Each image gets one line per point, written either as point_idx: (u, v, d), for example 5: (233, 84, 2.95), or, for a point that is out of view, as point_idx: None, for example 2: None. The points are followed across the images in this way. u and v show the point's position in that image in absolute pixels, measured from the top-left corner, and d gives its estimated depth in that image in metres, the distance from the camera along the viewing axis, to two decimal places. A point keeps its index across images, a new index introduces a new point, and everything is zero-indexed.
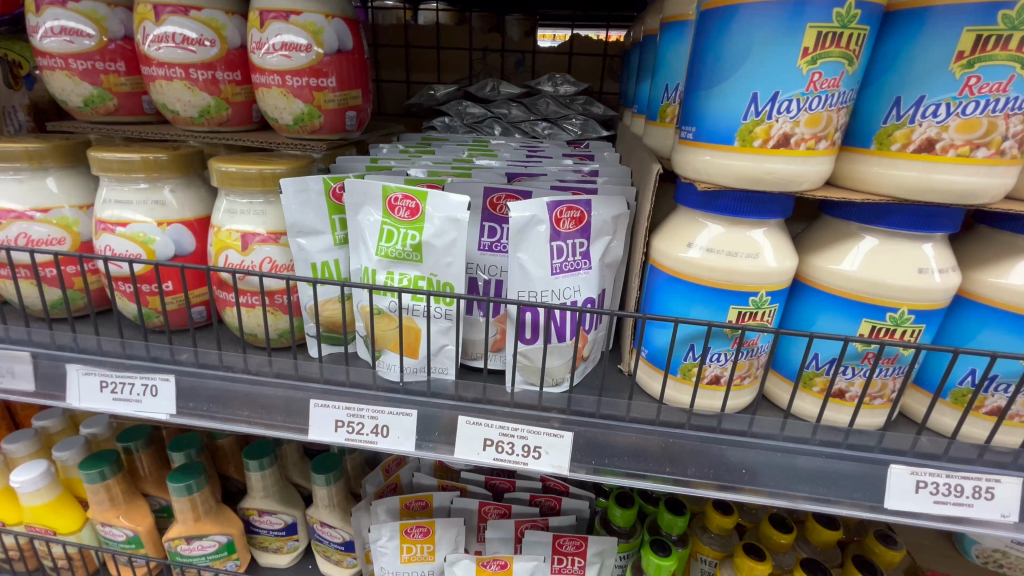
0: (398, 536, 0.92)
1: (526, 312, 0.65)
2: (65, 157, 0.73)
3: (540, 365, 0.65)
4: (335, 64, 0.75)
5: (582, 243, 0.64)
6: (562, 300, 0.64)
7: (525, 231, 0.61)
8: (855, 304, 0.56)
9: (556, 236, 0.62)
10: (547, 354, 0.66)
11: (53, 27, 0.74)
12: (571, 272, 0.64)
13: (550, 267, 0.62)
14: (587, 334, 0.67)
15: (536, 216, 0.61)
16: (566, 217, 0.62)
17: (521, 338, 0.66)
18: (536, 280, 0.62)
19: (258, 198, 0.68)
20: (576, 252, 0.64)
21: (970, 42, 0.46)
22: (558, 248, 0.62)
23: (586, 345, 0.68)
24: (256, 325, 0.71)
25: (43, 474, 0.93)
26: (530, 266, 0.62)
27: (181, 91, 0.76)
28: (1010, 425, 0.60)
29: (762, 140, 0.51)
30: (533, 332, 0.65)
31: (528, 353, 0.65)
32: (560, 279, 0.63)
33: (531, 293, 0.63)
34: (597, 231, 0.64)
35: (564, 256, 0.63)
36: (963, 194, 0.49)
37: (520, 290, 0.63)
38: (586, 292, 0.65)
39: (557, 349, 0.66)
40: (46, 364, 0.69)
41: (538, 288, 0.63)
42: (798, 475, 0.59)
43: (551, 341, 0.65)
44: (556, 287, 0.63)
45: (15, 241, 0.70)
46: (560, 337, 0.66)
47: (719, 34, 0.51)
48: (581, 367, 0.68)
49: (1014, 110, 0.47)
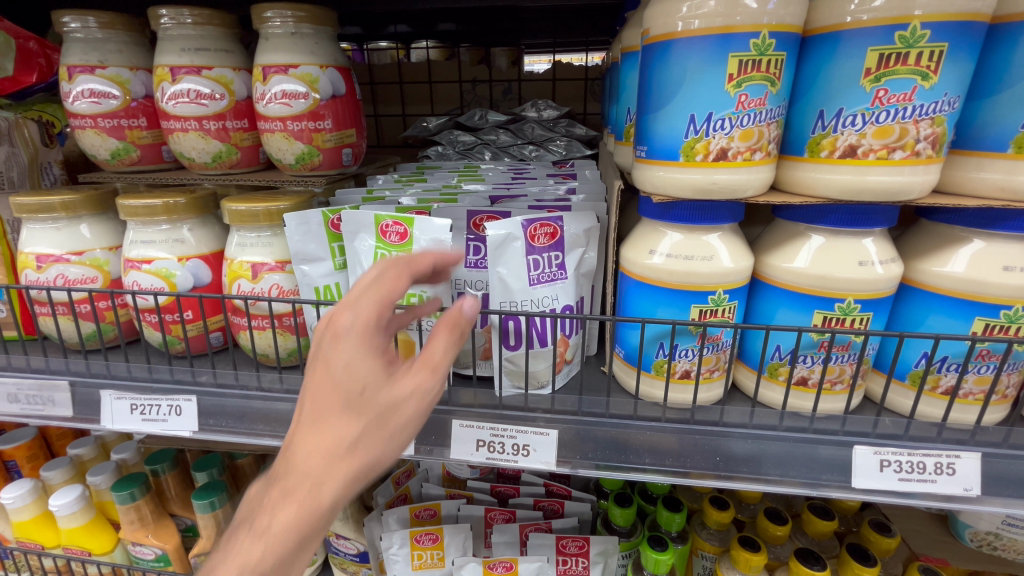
0: (409, 543, 0.97)
1: (509, 321, 0.71)
2: (96, 206, 0.81)
3: (526, 368, 0.72)
4: (331, 107, 0.84)
5: (557, 255, 0.70)
6: (541, 308, 0.70)
7: (502, 247, 0.67)
8: (807, 298, 0.61)
9: (532, 250, 0.68)
10: (532, 358, 0.72)
11: (83, 91, 0.84)
12: (549, 281, 0.70)
13: (527, 279, 0.69)
14: (569, 339, 0.73)
15: (511, 234, 0.67)
16: (541, 233, 0.68)
17: (507, 345, 0.72)
18: (515, 291, 0.69)
19: (265, 231, 0.76)
20: (552, 263, 0.70)
21: (875, 60, 0.52)
22: (534, 261, 0.69)
23: (568, 349, 0.74)
24: (267, 346, 0.78)
25: (79, 498, 1.01)
26: (510, 279, 0.68)
27: (196, 140, 0.85)
28: (965, 403, 0.63)
29: (704, 155, 0.57)
30: (516, 339, 0.71)
31: (513, 358, 0.72)
32: (538, 288, 0.69)
33: (512, 303, 0.69)
34: (571, 243, 0.70)
35: (540, 268, 0.69)
36: (890, 192, 0.55)
37: (502, 301, 0.69)
38: (564, 300, 0.71)
39: (541, 354, 0.72)
40: (83, 391, 0.76)
41: (519, 298, 0.69)
42: (768, 459, 0.63)
43: (534, 347, 0.71)
44: (534, 296, 0.69)
45: (54, 281, 0.79)
46: (542, 341, 0.71)
47: (659, 65, 0.58)
48: (565, 369, 0.74)
49: (922, 116, 0.53)
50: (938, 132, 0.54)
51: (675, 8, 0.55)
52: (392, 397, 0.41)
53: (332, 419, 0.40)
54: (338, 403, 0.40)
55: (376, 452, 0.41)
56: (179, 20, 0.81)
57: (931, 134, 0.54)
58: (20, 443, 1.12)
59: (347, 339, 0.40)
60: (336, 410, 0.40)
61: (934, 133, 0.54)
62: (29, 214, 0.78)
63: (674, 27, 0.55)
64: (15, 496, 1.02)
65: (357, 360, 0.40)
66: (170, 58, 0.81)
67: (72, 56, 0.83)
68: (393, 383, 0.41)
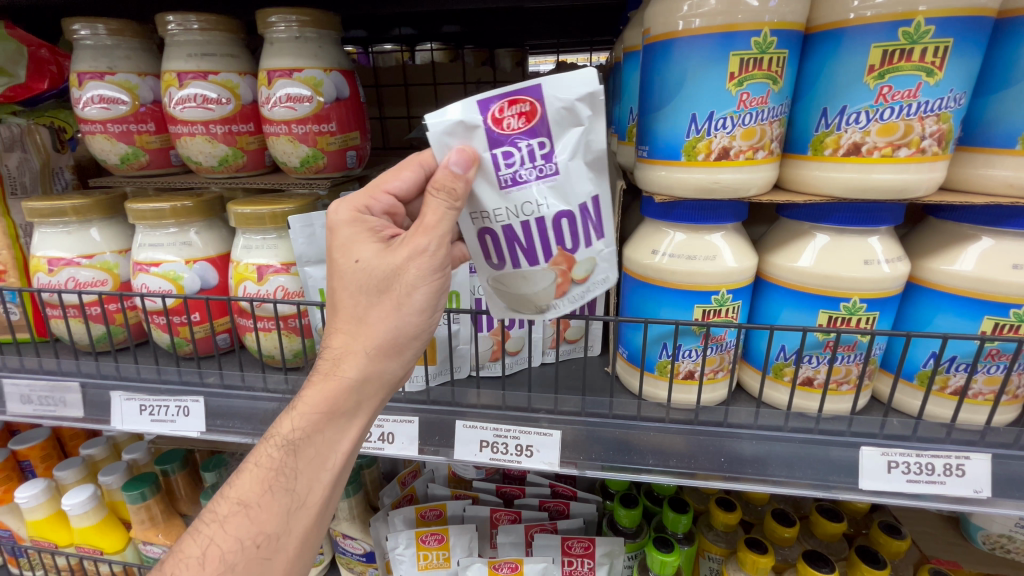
0: (415, 543, 0.97)
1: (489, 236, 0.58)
2: (105, 210, 0.83)
3: (517, 291, 0.60)
4: (335, 110, 0.85)
5: (541, 143, 0.53)
6: (523, 217, 0.56)
7: (459, 139, 0.54)
8: (812, 297, 0.60)
9: (498, 141, 0.53)
10: (523, 280, 0.59)
11: (93, 97, 0.85)
12: (531, 181, 0.55)
13: (496, 181, 0.55)
14: (574, 255, 0.57)
15: (463, 122, 0.53)
16: (510, 116, 0.53)
17: (490, 264, 0.59)
18: (483, 199, 0.55)
19: (271, 233, 0.77)
20: (533, 155, 0.54)
21: (878, 56, 0.52)
22: (503, 154, 0.54)
23: (575, 268, 0.58)
24: (273, 348, 0.78)
25: (91, 497, 1.02)
26: (479, 181, 0.55)
27: (202, 144, 0.86)
28: (974, 403, 0.62)
29: (705, 154, 0.57)
30: (500, 258, 0.58)
31: (503, 280, 0.60)
32: (512, 192, 0.55)
33: (483, 214, 0.56)
34: (557, 126, 0.53)
35: (515, 164, 0.54)
36: (896, 190, 0.54)
37: (472, 214, 0.57)
38: (557, 204, 0.55)
39: (535, 275, 0.58)
40: (94, 392, 0.78)
41: (490, 207, 0.56)
42: (774, 461, 0.63)
43: (524, 266, 0.58)
44: (510, 203, 0.55)
45: (65, 285, 0.80)
46: (531, 259, 0.58)
47: (660, 64, 0.58)
48: (574, 294, 0.59)
49: (927, 113, 0.52)
50: (943, 129, 0.53)
51: (675, 7, 0.55)
52: (390, 265, 0.55)
53: (348, 297, 0.56)
54: (350, 284, 0.56)
55: (387, 320, 0.56)
56: (186, 25, 0.82)
57: (936, 130, 0.53)
58: (33, 443, 1.13)
59: (344, 240, 0.57)
60: (350, 291, 0.56)
61: (939, 130, 0.53)
62: (41, 219, 0.79)
63: (675, 26, 0.55)
64: (29, 495, 1.04)
65: (355, 241, 0.57)
66: (178, 64, 0.82)
67: (82, 63, 0.85)
68: (388, 253, 0.55)
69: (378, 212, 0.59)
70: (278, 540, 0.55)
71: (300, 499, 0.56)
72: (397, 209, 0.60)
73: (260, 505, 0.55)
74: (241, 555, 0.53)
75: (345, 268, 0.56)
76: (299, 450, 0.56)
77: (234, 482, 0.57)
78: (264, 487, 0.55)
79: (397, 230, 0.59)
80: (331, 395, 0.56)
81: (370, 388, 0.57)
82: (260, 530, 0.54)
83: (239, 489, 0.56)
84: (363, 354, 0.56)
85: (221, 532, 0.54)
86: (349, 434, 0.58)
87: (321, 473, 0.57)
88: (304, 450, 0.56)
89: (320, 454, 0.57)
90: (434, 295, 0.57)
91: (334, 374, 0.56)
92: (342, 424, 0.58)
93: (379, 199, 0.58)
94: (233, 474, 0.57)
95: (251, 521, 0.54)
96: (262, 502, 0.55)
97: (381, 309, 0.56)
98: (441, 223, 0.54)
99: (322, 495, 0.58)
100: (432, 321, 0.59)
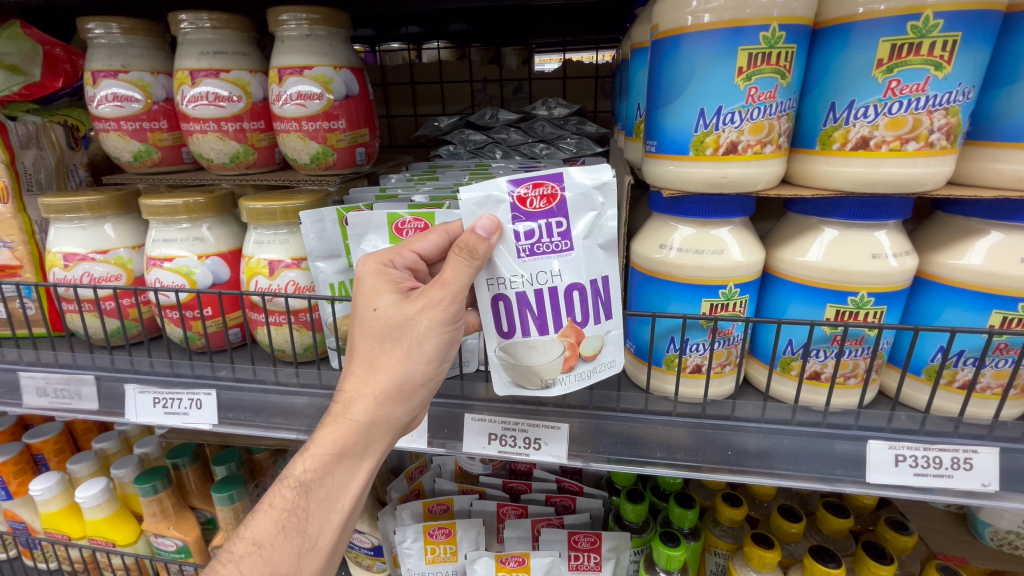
0: (422, 537, 0.98)
1: (499, 305, 0.59)
2: (120, 206, 0.84)
3: (523, 363, 0.60)
4: (344, 107, 0.86)
5: (560, 221, 0.58)
6: (537, 286, 0.59)
7: (484, 210, 0.58)
8: (819, 291, 0.61)
9: (521, 216, 0.58)
10: (531, 350, 0.60)
11: (107, 95, 0.86)
12: (547, 254, 0.58)
13: (516, 249, 0.58)
14: (583, 329, 0.60)
15: (491, 196, 0.57)
16: (534, 195, 0.57)
17: (499, 331, 0.60)
18: (501, 266, 0.58)
19: (282, 229, 0.78)
20: (552, 232, 0.58)
21: (887, 50, 0.52)
22: (524, 228, 0.58)
23: (584, 343, 0.60)
24: (284, 342, 0.79)
25: (103, 490, 1.04)
26: (502, 251, 0.58)
27: (214, 141, 0.87)
28: (982, 397, 0.62)
29: (713, 149, 0.57)
30: (510, 325, 0.60)
31: (510, 350, 0.60)
32: (529, 262, 0.58)
33: (498, 281, 0.58)
34: (575, 209, 0.58)
35: (535, 237, 0.58)
36: (904, 183, 0.55)
37: (488, 280, 0.58)
38: (570, 278, 0.59)
39: (543, 345, 0.60)
40: (108, 385, 0.79)
41: (506, 274, 0.58)
42: (781, 454, 0.63)
43: (533, 335, 0.60)
44: (527, 271, 0.58)
45: (80, 279, 0.82)
46: (541, 329, 0.60)
47: (668, 60, 0.58)
48: (581, 369, 0.61)
49: (935, 107, 0.52)
50: (952, 123, 0.53)
51: (684, 3, 0.55)
52: (405, 316, 0.58)
53: (364, 345, 0.59)
54: (366, 332, 0.59)
55: (396, 367, 0.58)
56: (198, 24, 0.83)
57: (945, 124, 0.53)
58: (47, 438, 1.15)
59: (367, 290, 0.60)
60: (366, 336, 0.59)
61: (948, 123, 0.53)
62: (56, 214, 0.81)
63: (684, 21, 0.55)
64: (43, 487, 1.05)
65: (375, 290, 0.60)
66: (190, 62, 0.83)
67: (96, 62, 0.86)
68: (403, 306, 0.58)
69: (400, 266, 0.63)
70: None
71: (311, 540, 0.58)
72: (418, 267, 0.64)
73: (272, 545, 0.56)
74: None
75: (364, 315, 0.59)
76: (311, 492, 0.58)
77: (248, 522, 0.58)
78: (277, 528, 0.57)
79: (416, 283, 0.62)
80: (342, 437, 0.58)
81: (379, 431, 0.59)
82: (273, 570, 0.55)
83: (253, 530, 0.57)
84: (372, 399, 0.58)
85: (236, 573, 0.54)
86: (358, 476, 0.60)
87: (332, 515, 0.59)
88: (315, 491, 0.58)
89: (331, 496, 0.58)
90: (443, 346, 0.59)
91: (344, 417, 0.58)
92: (353, 466, 0.59)
93: (404, 256, 0.62)
94: (248, 515, 0.58)
95: (264, 561, 0.55)
96: (274, 544, 0.56)
97: (392, 356, 0.58)
98: (456, 278, 0.56)
99: (332, 536, 0.59)
100: (440, 370, 0.61)
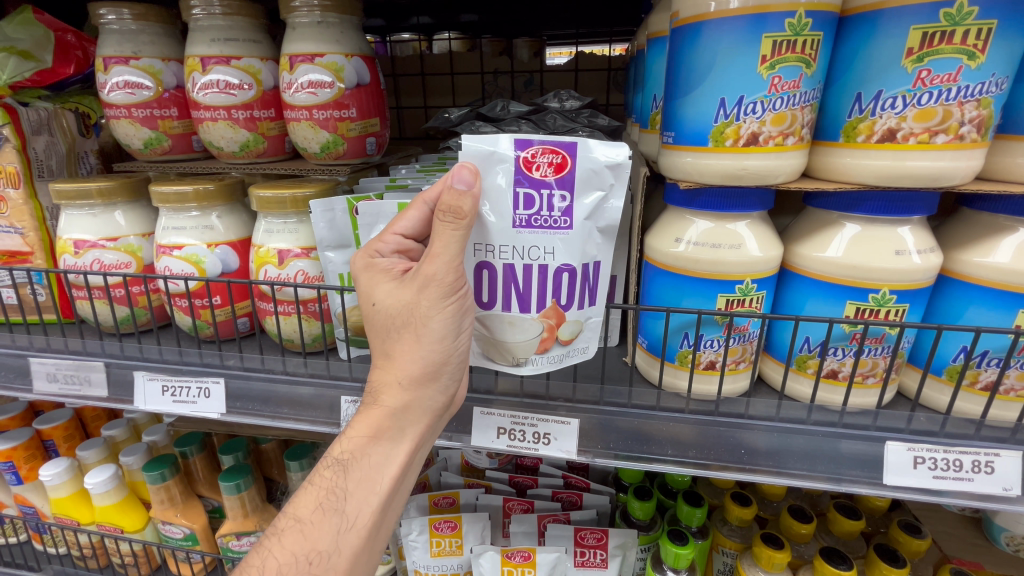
0: (428, 530, 0.98)
1: (483, 271, 0.59)
2: (130, 193, 0.84)
3: (498, 337, 0.61)
4: (355, 96, 0.85)
5: (563, 195, 0.56)
6: (527, 260, 0.58)
7: (485, 166, 0.56)
8: (839, 288, 0.59)
9: (524, 180, 0.56)
10: (509, 326, 0.60)
11: (118, 82, 0.86)
12: (546, 228, 0.57)
13: (513, 218, 0.57)
14: (565, 312, 0.60)
15: (496, 154, 0.55)
16: (543, 161, 0.55)
17: (479, 302, 0.61)
18: (494, 234, 0.57)
19: (291, 218, 0.77)
20: (554, 206, 0.56)
21: (918, 39, 0.50)
22: (525, 196, 0.56)
23: (562, 327, 0.60)
24: (292, 331, 0.79)
25: (112, 477, 1.05)
26: (486, 214, 0.57)
27: (224, 129, 0.86)
28: (1006, 400, 0.61)
29: (733, 140, 0.56)
30: (490, 296, 0.60)
31: (487, 321, 0.61)
32: (524, 234, 0.57)
33: (488, 248, 0.58)
34: (582, 184, 0.56)
35: (534, 208, 0.56)
36: (932, 177, 0.53)
37: (476, 246, 0.58)
38: (563, 258, 0.58)
39: (522, 323, 0.60)
40: (117, 372, 0.79)
41: (497, 243, 0.58)
42: (794, 454, 0.62)
43: (512, 311, 0.60)
44: (519, 244, 0.57)
45: (91, 266, 0.82)
46: (523, 307, 0.60)
47: (689, 48, 0.57)
48: (555, 353, 0.61)
49: (967, 98, 0.51)
50: (983, 115, 0.52)
51: None
52: (406, 301, 0.57)
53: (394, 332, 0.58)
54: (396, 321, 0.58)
55: (411, 352, 0.57)
56: (210, 10, 0.83)
57: (975, 116, 0.52)
58: (57, 423, 1.16)
59: (364, 284, 0.60)
60: (376, 330, 0.59)
61: (979, 115, 0.52)
62: (67, 201, 0.81)
63: (706, 8, 0.54)
64: (53, 473, 1.06)
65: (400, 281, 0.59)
66: (201, 49, 0.83)
67: (108, 48, 0.85)
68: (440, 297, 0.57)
69: (388, 253, 0.62)
70: (329, 559, 0.57)
71: (350, 520, 0.58)
72: (408, 248, 0.62)
73: (312, 522, 0.57)
74: (296, 569, 0.55)
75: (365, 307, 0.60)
76: (349, 470, 0.59)
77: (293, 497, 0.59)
78: (316, 505, 0.58)
79: (409, 266, 0.61)
80: (375, 420, 0.58)
81: (415, 414, 0.59)
82: (314, 547, 0.56)
83: (297, 505, 0.58)
84: (398, 385, 0.58)
85: (278, 546, 0.56)
86: (396, 458, 0.60)
87: (372, 496, 0.59)
88: (354, 471, 0.58)
89: (368, 479, 0.59)
90: (451, 320, 0.57)
91: (376, 403, 0.58)
92: (390, 447, 0.59)
93: (388, 241, 0.61)
94: (295, 490, 0.59)
95: (305, 538, 0.56)
96: (314, 520, 0.57)
97: (405, 343, 0.57)
98: (446, 248, 0.54)
99: (371, 518, 0.59)
100: (456, 345, 0.58)
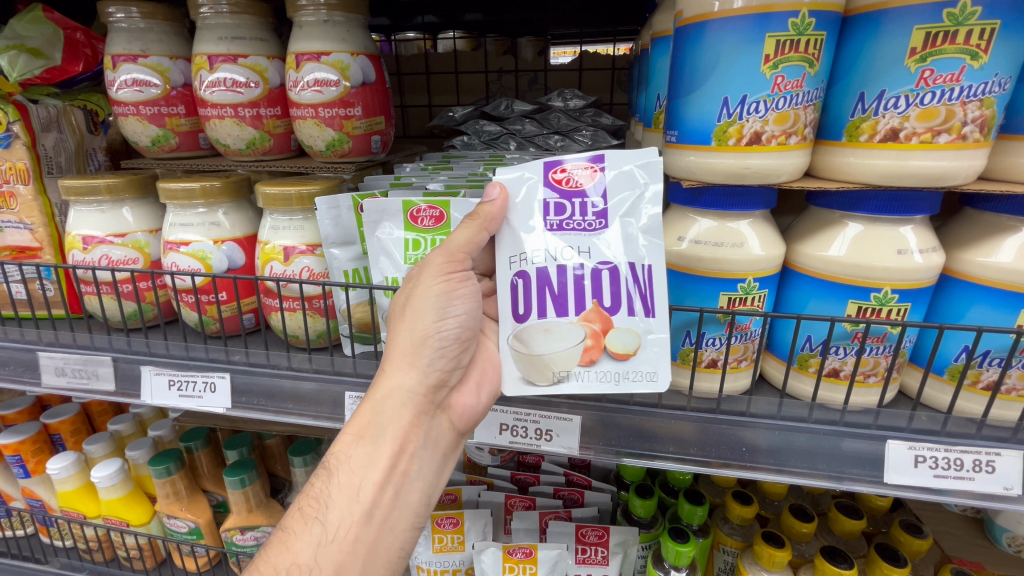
0: (430, 526, 0.98)
1: (518, 280, 0.58)
2: (137, 189, 0.84)
3: (534, 349, 0.57)
4: (360, 94, 0.85)
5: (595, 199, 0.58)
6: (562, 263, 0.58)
7: (512, 184, 0.59)
8: (842, 287, 0.59)
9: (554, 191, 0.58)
10: (544, 334, 0.57)
11: (127, 79, 0.87)
12: (582, 231, 0.58)
13: (547, 225, 0.58)
14: (610, 316, 0.57)
15: (524, 172, 0.58)
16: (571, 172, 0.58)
17: (516, 315, 0.59)
18: (526, 242, 0.58)
19: (297, 215, 0.78)
20: (587, 210, 0.58)
21: (921, 39, 0.51)
22: (557, 205, 0.58)
23: (610, 336, 0.57)
24: (297, 327, 0.80)
25: (118, 471, 1.06)
26: (512, 223, 0.59)
27: (231, 127, 0.87)
28: (1007, 399, 0.61)
29: (736, 139, 0.56)
30: (526, 307, 0.58)
31: (522, 333, 0.58)
32: (561, 239, 0.58)
33: (523, 258, 0.58)
34: (614, 187, 0.58)
35: (567, 214, 0.58)
36: (935, 176, 0.53)
37: (512, 257, 0.59)
38: (605, 259, 0.58)
39: (560, 329, 0.57)
40: (125, 366, 0.80)
41: (529, 250, 0.58)
42: (796, 452, 0.62)
43: (550, 317, 0.58)
44: (553, 248, 0.58)
45: (99, 262, 0.83)
46: (560, 311, 0.58)
47: (692, 48, 0.57)
48: (606, 368, 0.57)
49: (970, 97, 0.51)
50: (986, 115, 0.52)
51: None
52: None
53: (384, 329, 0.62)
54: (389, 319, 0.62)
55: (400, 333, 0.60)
56: (217, 9, 0.83)
57: (979, 116, 0.52)
58: (64, 417, 1.17)
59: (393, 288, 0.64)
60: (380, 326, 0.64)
61: (982, 115, 0.52)
62: (76, 197, 0.82)
63: (710, 7, 0.54)
64: (60, 466, 1.07)
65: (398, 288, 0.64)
66: (208, 46, 0.83)
67: (116, 46, 0.86)
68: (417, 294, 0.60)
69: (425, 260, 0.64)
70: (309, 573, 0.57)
71: (331, 531, 0.59)
72: None
73: (296, 533, 0.58)
74: None
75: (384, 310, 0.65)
76: (333, 475, 0.61)
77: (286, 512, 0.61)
78: (301, 515, 0.59)
79: None
80: (358, 418, 0.61)
81: (391, 402, 0.60)
82: (296, 559, 0.57)
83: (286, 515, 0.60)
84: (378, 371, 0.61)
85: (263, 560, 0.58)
86: (379, 460, 0.60)
87: (355, 505, 0.59)
88: (337, 475, 0.60)
89: (351, 483, 0.60)
90: (435, 300, 0.59)
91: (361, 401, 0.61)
92: (371, 449, 0.60)
93: None
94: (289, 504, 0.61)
95: (287, 549, 0.58)
96: (299, 531, 0.58)
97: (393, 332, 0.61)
98: None
99: (353, 529, 0.59)
100: (439, 327, 0.60)
